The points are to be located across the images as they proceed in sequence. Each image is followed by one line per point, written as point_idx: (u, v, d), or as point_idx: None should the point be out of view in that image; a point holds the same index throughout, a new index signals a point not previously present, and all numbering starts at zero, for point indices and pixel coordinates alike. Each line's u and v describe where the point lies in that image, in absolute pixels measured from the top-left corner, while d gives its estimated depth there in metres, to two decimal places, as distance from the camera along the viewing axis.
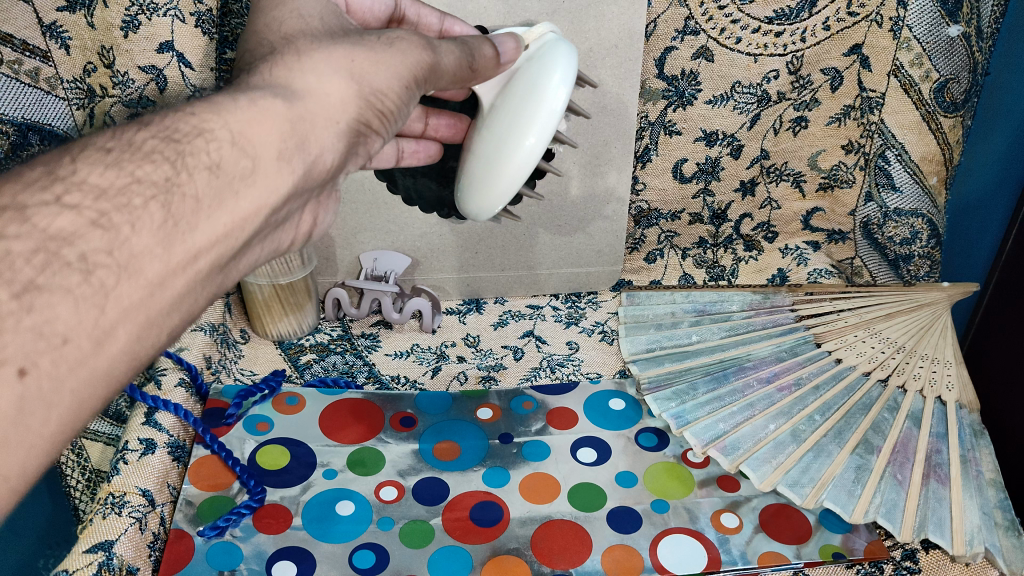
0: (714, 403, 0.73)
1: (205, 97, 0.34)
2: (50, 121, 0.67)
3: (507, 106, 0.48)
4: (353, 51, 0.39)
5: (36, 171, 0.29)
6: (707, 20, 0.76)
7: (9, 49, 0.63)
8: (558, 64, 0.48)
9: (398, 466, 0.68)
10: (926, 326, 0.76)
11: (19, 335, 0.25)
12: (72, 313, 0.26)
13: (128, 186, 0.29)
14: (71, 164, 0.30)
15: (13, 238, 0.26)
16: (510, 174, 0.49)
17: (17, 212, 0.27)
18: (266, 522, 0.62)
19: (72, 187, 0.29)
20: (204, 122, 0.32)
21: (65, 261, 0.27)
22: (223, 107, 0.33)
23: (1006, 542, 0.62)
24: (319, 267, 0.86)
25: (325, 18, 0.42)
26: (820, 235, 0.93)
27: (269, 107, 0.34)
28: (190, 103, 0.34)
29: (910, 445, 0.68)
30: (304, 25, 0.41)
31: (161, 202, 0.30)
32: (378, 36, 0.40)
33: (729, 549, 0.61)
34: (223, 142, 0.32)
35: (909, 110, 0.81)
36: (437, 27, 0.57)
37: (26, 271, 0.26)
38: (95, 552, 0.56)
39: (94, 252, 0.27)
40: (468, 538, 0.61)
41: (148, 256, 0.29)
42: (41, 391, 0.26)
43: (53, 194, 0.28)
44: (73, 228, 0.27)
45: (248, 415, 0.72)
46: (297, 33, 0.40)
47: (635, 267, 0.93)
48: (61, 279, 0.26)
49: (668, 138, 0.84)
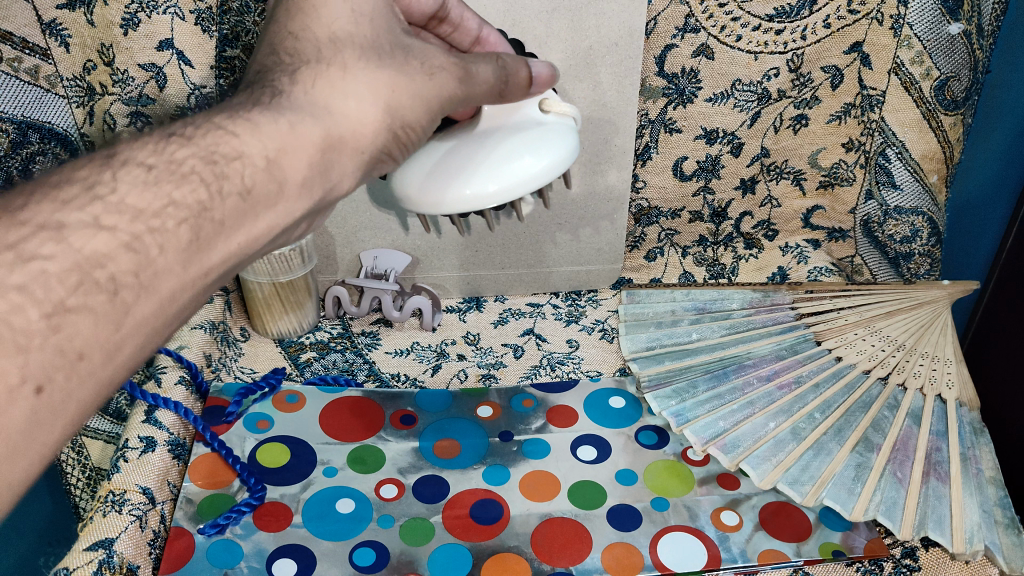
0: (714, 402, 0.73)
1: (241, 115, 0.35)
2: (50, 119, 0.67)
3: (487, 151, 0.52)
4: (395, 79, 0.39)
5: (74, 188, 0.30)
6: (707, 18, 0.76)
7: (9, 47, 0.62)
8: (551, 154, 0.52)
9: (398, 464, 0.68)
10: (926, 324, 0.76)
11: (44, 352, 0.26)
12: (92, 330, 0.27)
13: (162, 208, 0.30)
14: (111, 178, 0.30)
15: (48, 258, 0.27)
16: (444, 200, 0.52)
17: (55, 232, 0.28)
18: (265, 521, 0.62)
19: (109, 207, 0.29)
20: (241, 146, 0.34)
21: (96, 281, 0.28)
22: (259, 130, 0.34)
23: (1006, 540, 0.62)
24: (319, 265, 0.86)
25: (375, 18, 0.40)
26: (820, 233, 0.93)
27: (306, 133, 0.35)
28: (223, 118, 0.35)
29: (910, 444, 0.68)
30: (355, 30, 0.39)
31: (191, 225, 0.31)
32: (421, 62, 0.40)
33: (729, 547, 0.61)
34: (257, 165, 0.34)
35: (908, 108, 0.80)
36: (474, 32, 0.55)
37: (58, 291, 0.27)
38: (95, 550, 0.56)
39: (123, 274, 0.28)
40: (468, 536, 0.61)
41: (169, 274, 0.30)
42: (59, 403, 0.27)
43: (91, 214, 0.29)
44: (107, 249, 0.28)
45: (248, 413, 0.72)
46: (345, 36, 0.39)
47: (635, 266, 0.93)
48: (89, 298, 0.27)
49: (668, 136, 0.84)
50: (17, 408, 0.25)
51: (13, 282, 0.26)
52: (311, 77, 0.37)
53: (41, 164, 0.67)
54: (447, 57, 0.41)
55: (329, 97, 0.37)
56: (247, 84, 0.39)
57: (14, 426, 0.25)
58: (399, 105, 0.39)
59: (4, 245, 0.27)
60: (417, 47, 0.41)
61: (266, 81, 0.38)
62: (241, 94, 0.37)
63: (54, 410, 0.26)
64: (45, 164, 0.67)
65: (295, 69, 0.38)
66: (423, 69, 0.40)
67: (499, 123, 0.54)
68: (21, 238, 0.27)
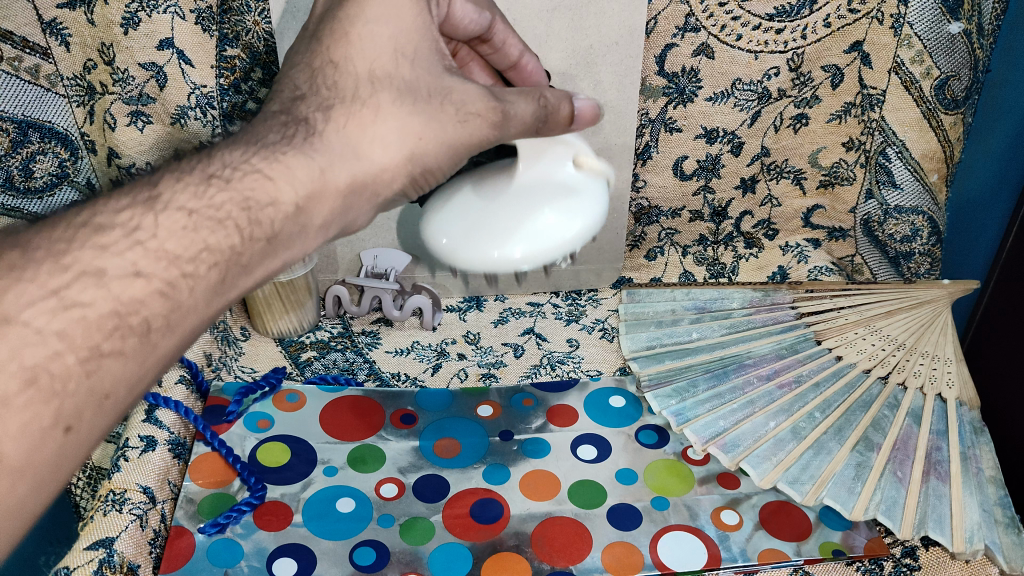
0: (714, 401, 0.73)
1: (277, 156, 0.37)
2: (50, 119, 0.69)
3: (519, 211, 0.47)
4: (426, 127, 0.40)
5: (116, 233, 0.31)
6: (707, 17, 0.76)
7: (9, 47, 0.64)
8: (587, 220, 0.47)
9: (398, 463, 0.68)
10: (927, 324, 0.76)
11: (79, 394, 0.28)
12: (123, 369, 0.30)
13: (197, 254, 0.33)
14: (152, 223, 0.32)
15: (87, 304, 0.29)
16: (465, 262, 0.47)
17: (94, 278, 0.30)
18: (266, 519, 0.62)
19: (148, 253, 0.31)
20: (276, 191, 0.36)
21: (131, 326, 0.30)
22: (293, 175, 0.37)
23: (1006, 539, 0.62)
24: (319, 264, 0.86)
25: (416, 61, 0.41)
26: (821, 233, 0.93)
27: (334, 180, 0.38)
28: (259, 159, 0.37)
29: (910, 443, 0.68)
30: (395, 69, 0.40)
31: (222, 268, 0.34)
32: (456, 108, 0.41)
33: (729, 546, 0.61)
34: (288, 213, 0.37)
35: (909, 107, 0.80)
36: (514, 58, 0.56)
37: (94, 338, 0.29)
38: (96, 549, 0.56)
39: (155, 318, 0.31)
40: (470, 534, 0.61)
41: (195, 313, 0.33)
42: (85, 436, 0.29)
43: (129, 261, 0.31)
44: (142, 296, 0.31)
45: (248, 412, 0.72)
46: (384, 76, 0.40)
47: (635, 265, 0.93)
48: (122, 343, 0.30)
49: (669, 135, 0.84)
50: (49, 446, 0.28)
51: (53, 328, 0.28)
52: (344, 115, 0.39)
53: (42, 163, 0.69)
54: (485, 103, 0.41)
55: (362, 141, 0.39)
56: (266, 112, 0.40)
57: (41, 460, 0.28)
58: (424, 153, 0.41)
59: (47, 291, 0.29)
60: (458, 90, 0.41)
61: (296, 111, 0.39)
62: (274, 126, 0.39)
63: (80, 443, 0.29)
64: (47, 163, 0.69)
65: (331, 104, 0.39)
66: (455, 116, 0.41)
67: (534, 180, 0.49)
68: (63, 284, 0.29)
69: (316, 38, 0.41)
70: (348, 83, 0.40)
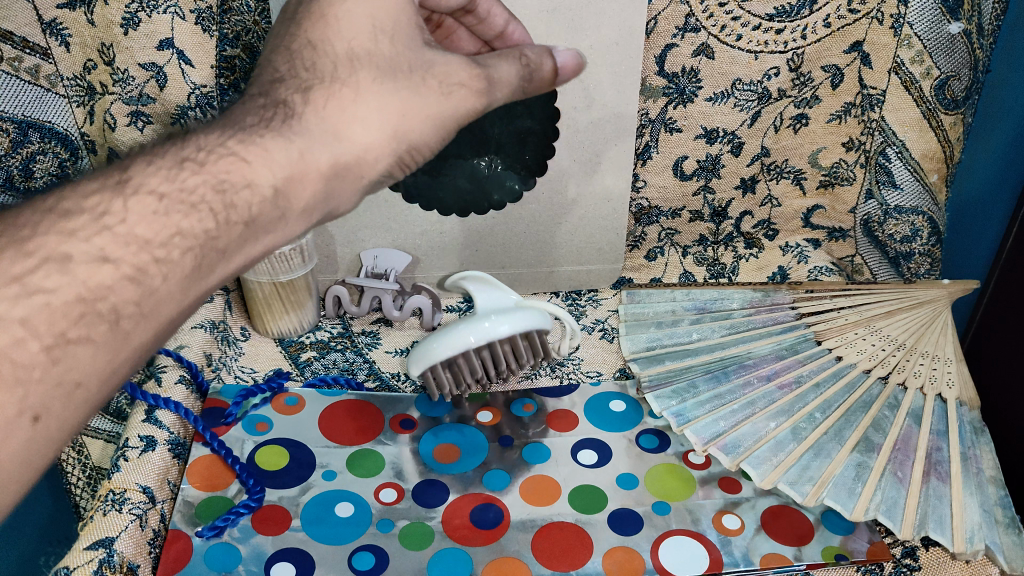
0: (714, 401, 0.73)
1: (254, 140, 0.39)
2: (50, 119, 0.69)
3: None
4: (405, 102, 0.42)
5: (83, 218, 0.34)
6: (707, 17, 0.76)
7: (9, 47, 0.64)
8: None
9: (398, 468, 0.67)
10: (927, 323, 0.77)
11: (43, 384, 0.31)
12: (90, 358, 0.33)
13: (169, 238, 0.36)
14: (121, 208, 0.35)
15: (52, 291, 0.32)
16: None
17: (60, 263, 0.33)
18: (266, 525, 0.62)
19: (116, 238, 0.34)
20: (252, 174, 0.38)
21: (99, 312, 0.33)
22: (269, 159, 0.39)
23: (1007, 539, 0.62)
24: (319, 264, 0.85)
25: (396, 35, 0.42)
26: (821, 233, 0.93)
27: (314, 162, 0.40)
28: (236, 142, 0.39)
29: (910, 443, 0.68)
30: (374, 47, 0.42)
31: (196, 253, 0.37)
32: (439, 81, 0.43)
33: (731, 551, 0.61)
34: (265, 196, 0.39)
35: (909, 107, 0.80)
36: (499, 28, 0.56)
37: (61, 324, 0.32)
38: (96, 549, 0.56)
39: (124, 304, 0.34)
40: (468, 541, 0.61)
41: (168, 299, 0.36)
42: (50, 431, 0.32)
43: (97, 246, 0.34)
44: (111, 281, 0.34)
45: (248, 415, 0.72)
46: (363, 54, 0.41)
47: (635, 265, 0.93)
48: (89, 329, 0.33)
49: (669, 135, 0.84)
50: (16, 436, 0.31)
51: (18, 315, 0.31)
52: (323, 97, 0.41)
53: (43, 163, 0.69)
54: (469, 72, 0.43)
55: (342, 122, 0.41)
56: (247, 96, 0.42)
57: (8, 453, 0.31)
58: (406, 130, 0.43)
59: (11, 277, 0.32)
60: (438, 62, 0.43)
61: (275, 94, 0.41)
62: (252, 110, 0.41)
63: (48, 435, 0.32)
64: (47, 163, 0.69)
65: (310, 86, 0.41)
66: (439, 91, 0.43)
67: None
68: (28, 271, 0.32)
69: (299, 18, 0.43)
70: (333, 68, 0.41)
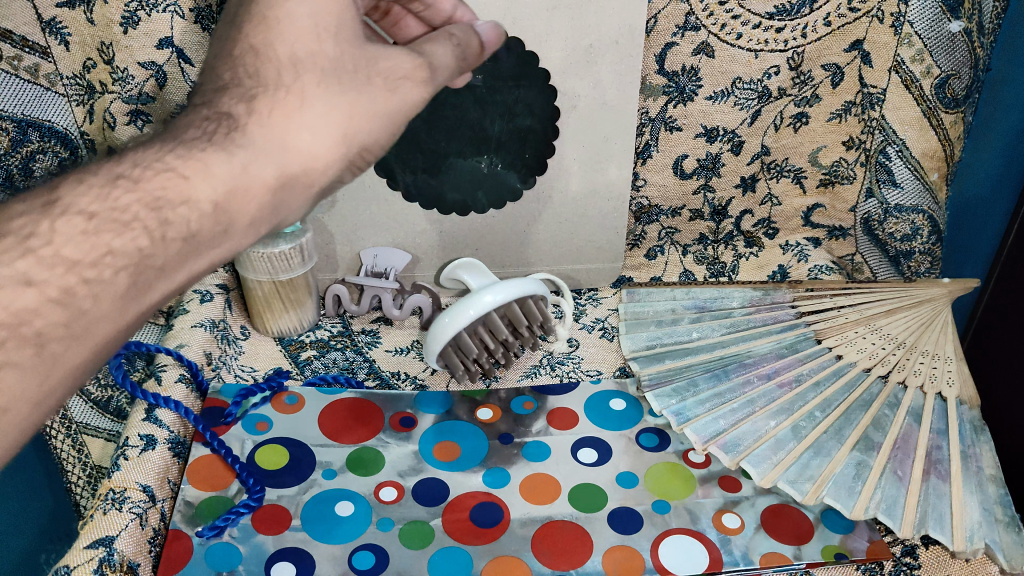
0: (715, 400, 0.73)
1: (194, 154, 0.38)
2: (50, 118, 0.69)
3: None
4: (352, 106, 0.42)
5: (8, 241, 0.34)
6: (707, 16, 0.76)
7: (9, 46, 0.64)
8: None
9: (398, 467, 0.67)
10: (927, 322, 0.77)
11: None
12: (18, 381, 0.33)
13: (100, 257, 0.35)
14: (48, 229, 0.35)
15: None
16: None
17: None
18: (267, 524, 0.62)
19: (43, 260, 0.34)
20: (190, 190, 0.38)
21: (23, 336, 0.33)
22: (209, 173, 0.38)
23: (1006, 538, 0.62)
24: (319, 263, 0.85)
25: (340, 33, 0.42)
26: (821, 232, 0.93)
27: (258, 174, 0.40)
28: (174, 158, 0.38)
29: (910, 441, 0.68)
30: (318, 48, 0.41)
31: (130, 271, 0.36)
32: (384, 78, 0.43)
33: (732, 550, 0.61)
34: (204, 211, 0.38)
35: (909, 106, 0.80)
36: (447, 14, 0.55)
37: None
38: (96, 548, 0.56)
39: (50, 327, 0.34)
40: (468, 540, 0.61)
41: (102, 319, 0.36)
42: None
43: (22, 270, 0.33)
44: (36, 305, 0.33)
45: (248, 414, 0.72)
46: (306, 57, 0.41)
47: (635, 264, 0.92)
48: (16, 354, 0.33)
49: (668, 134, 0.84)
50: None
51: None
52: (267, 105, 0.40)
53: (42, 162, 0.69)
54: (412, 64, 0.44)
55: (286, 130, 0.40)
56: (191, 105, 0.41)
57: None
58: (356, 131, 0.43)
59: None
60: (383, 59, 0.43)
61: (218, 104, 0.40)
62: (193, 123, 0.40)
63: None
64: (47, 162, 0.70)
65: (253, 95, 0.41)
66: (388, 86, 0.43)
67: None
68: None
69: (239, 22, 0.42)
70: (283, 79, 0.41)
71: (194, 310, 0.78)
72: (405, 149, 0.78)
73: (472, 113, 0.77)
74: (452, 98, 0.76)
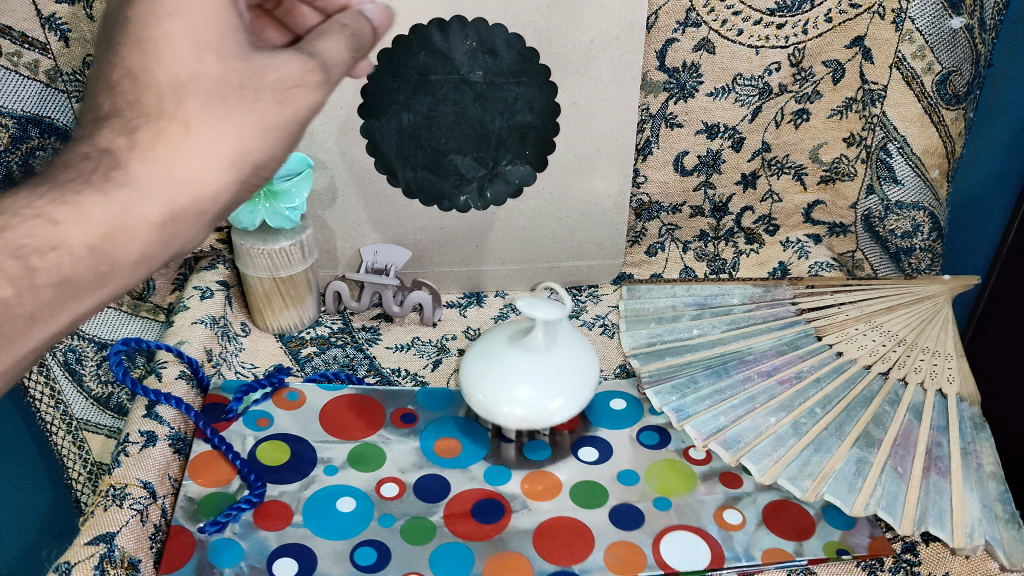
0: (715, 397, 0.73)
1: (67, 196, 0.33)
2: (50, 114, 0.69)
3: None
4: (243, 128, 0.37)
5: None
6: (708, 12, 0.76)
7: (8, 42, 0.64)
8: None
9: (399, 463, 0.68)
10: (927, 319, 0.77)
11: None
12: None
13: None
14: None
15: None
16: None
17: None
18: (269, 520, 0.62)
19: None
20: (63, 235, 0.33)
21: None
22: (86, 216, 0.33)
23: (1007, 534, 0.62)
24: (319, 259, 0.84)
25: (223, 48, 0.36)
26: (821, 229, 0.92)
27: (143, 212, 0.34)
28: (47, 201, 0.33)
29: (911, 438, 0.68)
30: (200, 69, 0.35)
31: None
32: (274, 89, 0.37)
33: (733, 546, 0.61)
34: (79, 255, 0.33)
35: (910, 102, 0.80)
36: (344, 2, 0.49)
37: None
38: (96, 544, 0.56)
39: None
40: (470, 536, 0.61)
41: None
42: None
43: None
44: None
45: (249, 411, 0.72)
46: (189, 79, 0.35)
47: (635, 261, 0.92)
48: None
49: (669, 130, 0.84)
50: None
51: None
52: (150, 137, 0.35)
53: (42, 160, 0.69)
54: (306, 72, 0.38)
55: (174, 161, 0.35)
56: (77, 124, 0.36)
57: None
58: (251, 153, 0.37)
59: None
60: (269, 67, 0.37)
61: (97, 137, 0.34)
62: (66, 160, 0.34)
63: None
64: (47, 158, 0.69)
65: (134, 126, 0.35)
66: (278, 102, 0.38)
67: None
68: None
69: (112, 42, 0.35)
70: (162, 104, 0.35)
71: (194, 307, 0.78)
72: (406, 145, 0.78)
73: (471, 110, 0.78)
74: (452, 94, 0.77)
